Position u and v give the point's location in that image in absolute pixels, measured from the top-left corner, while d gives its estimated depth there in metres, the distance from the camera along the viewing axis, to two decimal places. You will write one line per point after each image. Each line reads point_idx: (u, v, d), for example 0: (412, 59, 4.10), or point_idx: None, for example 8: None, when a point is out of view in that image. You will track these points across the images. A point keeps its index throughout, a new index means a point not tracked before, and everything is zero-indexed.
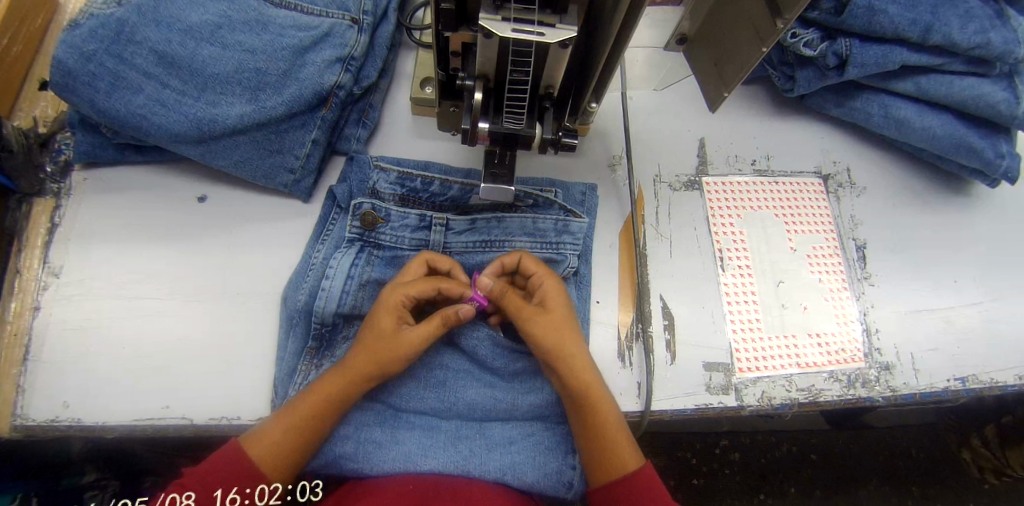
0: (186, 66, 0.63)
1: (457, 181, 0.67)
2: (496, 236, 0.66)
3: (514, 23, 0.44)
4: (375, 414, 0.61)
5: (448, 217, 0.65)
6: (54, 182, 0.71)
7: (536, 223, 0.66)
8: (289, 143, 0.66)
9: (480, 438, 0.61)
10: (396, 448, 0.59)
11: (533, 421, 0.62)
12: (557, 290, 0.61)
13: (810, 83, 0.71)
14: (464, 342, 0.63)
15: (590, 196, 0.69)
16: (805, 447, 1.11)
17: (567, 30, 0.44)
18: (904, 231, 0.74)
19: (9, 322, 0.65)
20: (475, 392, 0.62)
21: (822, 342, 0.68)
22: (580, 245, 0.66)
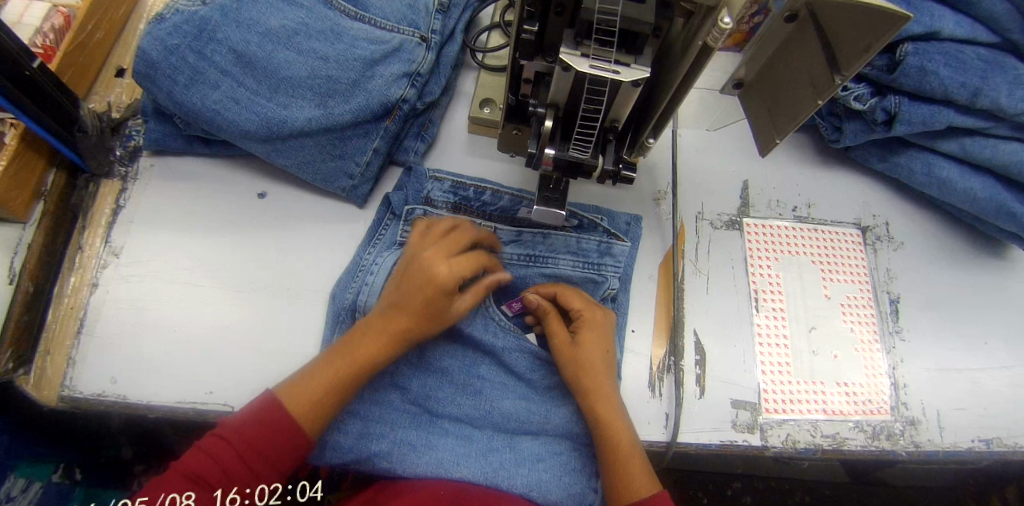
0: (262, 67, 0.66)
1: (507, 192, 0.70)
2: (540, 252, 0.68)
3: (592, 59, 0.47)
4: (412, 416, 0.63)
5: (496, 226, 0.69)
6: (122, 165, 0.75)
7: (580, 243, 0.68)
8: (351, 150, 0.69)
9: (510, 452, 0.62)
10: (429, 452, 0.61)
11: (561, 440, 0.64)
12: (603, 320, 0.64)
13: (856, 136, 0.73)
14: (506, 353, 0.65)
15: (634, 226, 0.71)
16: (818, 498, 1.11)
17: (641, 70, 0.47)
18: (938, 288, 0.75)
19: (68, 296, 0.69)
20: (511, 403, 0.64)
21: (849, 391, 0.69)
22: (621, 268, 0.68)
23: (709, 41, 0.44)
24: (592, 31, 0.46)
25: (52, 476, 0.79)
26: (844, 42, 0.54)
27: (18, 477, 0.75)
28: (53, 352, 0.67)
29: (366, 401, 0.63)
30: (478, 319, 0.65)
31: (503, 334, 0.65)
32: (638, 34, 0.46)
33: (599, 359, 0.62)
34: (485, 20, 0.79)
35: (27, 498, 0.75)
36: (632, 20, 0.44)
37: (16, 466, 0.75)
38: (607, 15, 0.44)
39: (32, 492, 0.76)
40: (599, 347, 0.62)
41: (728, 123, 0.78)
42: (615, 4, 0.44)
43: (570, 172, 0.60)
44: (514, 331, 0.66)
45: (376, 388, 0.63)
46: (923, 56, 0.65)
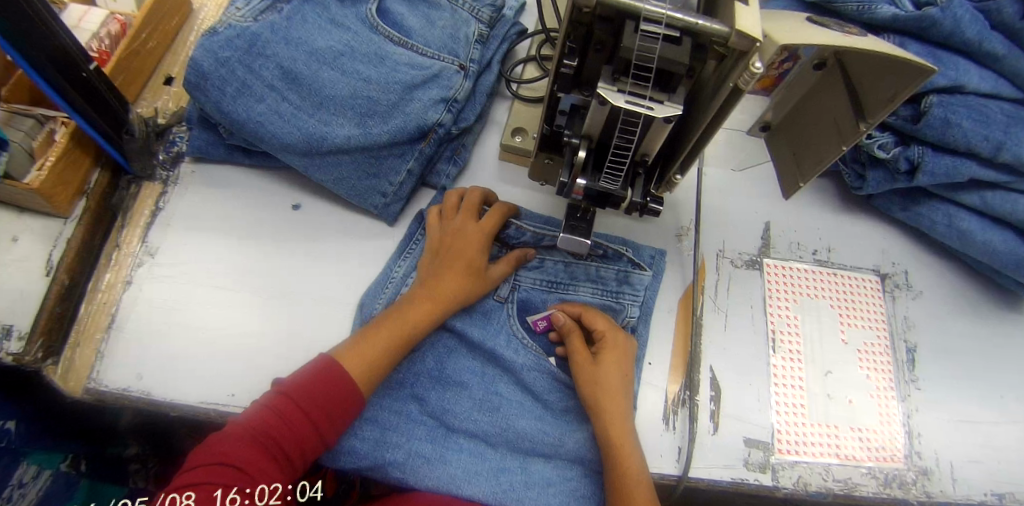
0: (307, 84, 0.69)
1: (529, 227, 0.71)
2: (562, 279, 0.70)
3: (628, 95, 0.48)
4: (428, 429, 0.64)
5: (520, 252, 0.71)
6: (164, 169, 0.78)
7: (600, 272, 0.70)
8: (386, 169, 0.71)
9: (521, 474, 0.63)
10: (443, 466, 0.62)
11: (573, 465, 0.65)
12: (624, 345, 0.65)
13: (879, 185, 0.74)
14: (526, 372, 0.67)
15: (659, 260, 0.72)
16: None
17: (675, 109, 0.47)
18: (956, 339, 0.75)
19: (101, 292, 0.72)
20: (527, 422, 0.65)
21: (863, 436, 0.69)
22: (639, 298, 0.69)
23: (740, 84, 0.46)
24: (629, 68, 0.47)
25: (60, 465, 0.79)
26: (869, 89, 0.55)
27: (29, 464, 0.74)
28: (82, 345, 0.69)
29: (386, 409, 0.64)
30: (502, 334, 0.68)
31: (526, 351, 0.68)
32: (673, 74, 0.46)
33: (616, 383, 0.63)
34: (521, 52, 0.82)
35: (36, 486, 0.74)
36: (669, 60, 0.45)
37: (28, 451, 0.75)
38: (645, 54, 0.45)
39: (39, 482, 0.75)
40: (617, 369, 0.63)
41: (752, 164, 0.80)
42: (654, 44, 0.45)
43: (598, 201, 0.62)
44: (536, 350, 0.68)
45: (396, 397, 0.64)
46: (947, 108, 0.67)
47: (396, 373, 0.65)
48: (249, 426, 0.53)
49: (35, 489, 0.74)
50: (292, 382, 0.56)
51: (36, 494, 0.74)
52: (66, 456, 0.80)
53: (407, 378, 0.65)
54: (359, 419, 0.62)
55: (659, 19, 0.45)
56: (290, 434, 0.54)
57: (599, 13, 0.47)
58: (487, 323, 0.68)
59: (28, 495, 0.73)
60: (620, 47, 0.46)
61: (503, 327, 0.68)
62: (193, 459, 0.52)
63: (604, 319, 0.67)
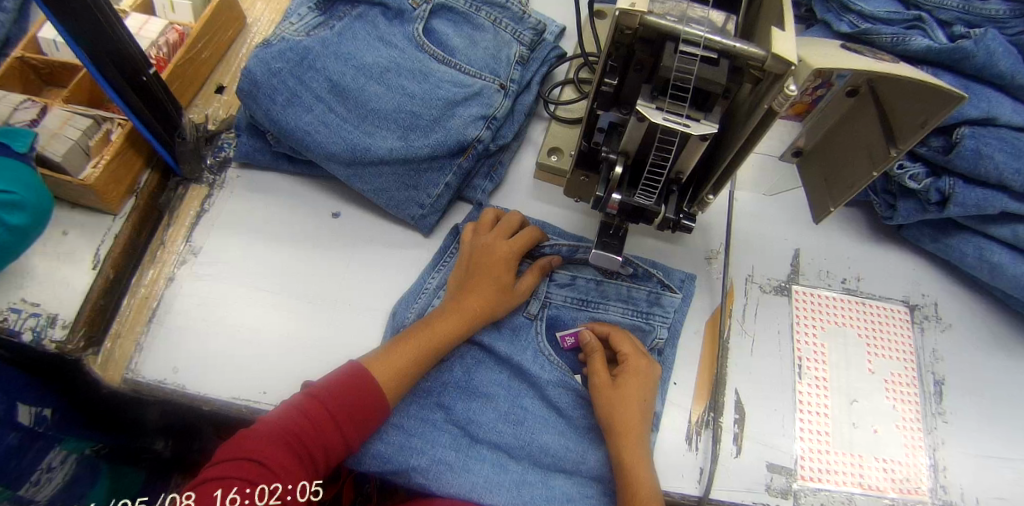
0: (353, 97, 0.72)
1: (565, 243, 0.73)
2: (592, 298, 0.72)
3: (666, 113, 0.48)
4: (452, 437, 0.65)
5: (553, 269, 0.72)
6: (211, 173, 0.82)
7: (631, 291, 0.71)
8: (424, 182, 0.73)
9: (542, 488, 0.64)
10: (465, 475, 0.63)
11: (593, 483, 0.65)
12: (645, 369, 0.65)
13: (910, 215, 0.74)
14: (551, 389, 0.68)
15: (689, 283, 0.73)
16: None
17: (710, 126, 0.48)
18: (985, 375, 0.74)
19: (144, 286, 0.75)
20: (550, 437, 0.66)
21: (888, 467, 0.69)
22: (669, 320, 0.70)
23: (774, 106, 0.46)
24: (668, 87, 0.48)
25: (86, 450, 0.80)
26: (902, 117, 0.55)
27: (61, 448, 0.76)
28: (124, 336, 0.72)
29: (413, 415, 0.65)
30: (529, 350, 0.69)
31: (552, 368, 0.69)
32: (710, 93, 0.47)
33: (635, 406, 0.63)
34: (559, 74, 0.84)
35: (65, 469, 0.75)
36: (706, 80, 0.46)
37: (60, 438, 0.77)
38: (683, 74, 0.46)
39: (66, 466, 0.76)
40: (638, 390, 0.64)
41: (784, 189, 0.80)
42: (691, 65, 0.46)
43: (632, 216, 0.63)
44: (561, 368, 0.69)
45: (424, 404, 0.66)
46: (980, 140, 0.67)
47: (424, 381, 0.67)
48: (275, 423, 0.55)
49: (61, 474, 0.74)
50: (322, 385, 0.58)
51: (63, 478, 0.74)
52: (93, 443, 0.82)
53: (434, 386, 0.67)
54: (386, 425, 0.64)
55: (699, 42, 0.46)
56: (316, 434, 0.55)
57: (641, 34, 0.48)
58: (515, 340, 0.70)
59: (56, 479, 0.73)
60: (659, 67, 0.47)
61: (530, 343, 0.70)
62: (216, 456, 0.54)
63: (630, 342, 0.68)
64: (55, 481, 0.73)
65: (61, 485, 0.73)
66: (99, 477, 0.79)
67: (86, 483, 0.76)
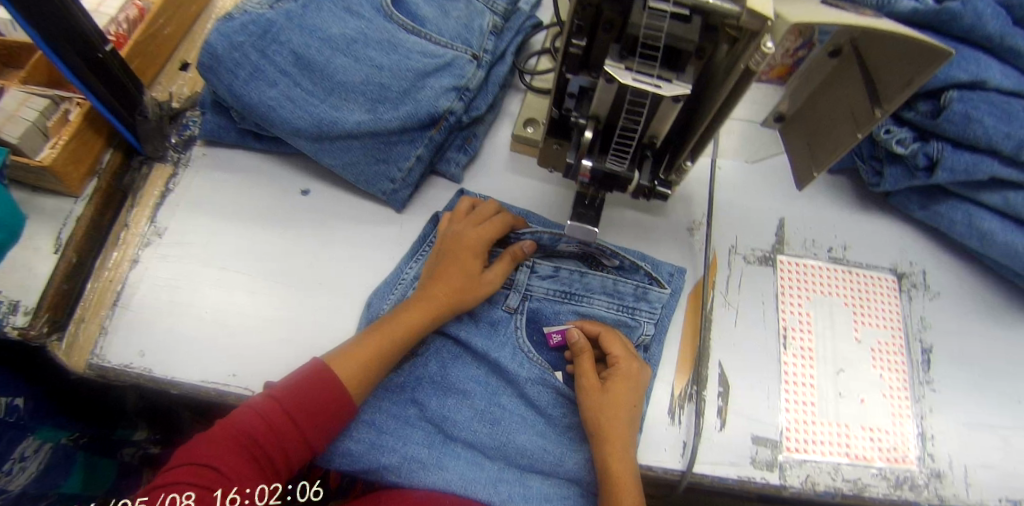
0: (319, 70, 0.69)
1: (546, 231, 0.68)
2: (576, 290, 0.69)
3: (635, 73, 0.46)
4: (426, 434, 0.64)
5: (534, 260, 0.70)
6: (175, 152, 0.79)
7: (617, 285, 0.69)
8: (395, 155, 0.71)
9: (519, 486, 0.63)
10: (438, 472, 0.62)
11: (570, 484, 0.64)
12: (635, 373, 0.63)
13: (897, 181, 0.72)
14: (531, 386, 0.65)
15: (677, 278, 0.70)
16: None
17: (682, 86, 0.46)
18: (974, 344, 0.73)
19: (108, 270, 0.72)
20: (526, 438, 0.64)
21: (874, 436, 0.68)
22: (656, 315, 0.68)
23: (751, 65, 0.44)
24: (637, 45, 0.46)
25: (63, 438, 0.78)
26: (888, 77, 0.53)
27: (34, 439, 0.73)
28: (87, 321, 0.70)
29: (387, 412, 0.64)
30: (507, 347, 0.67)
31: (530, 363, 0.66)
32: (681, 51, 0.45)
33: (625, 414, 0.60)
34: (535, 45, 0.81)
35: (38, 459, 0.73)
36: (677, 36, 0.44)
37: (36, 427, 0.75)
38: (652, 32, 0.44)
39: (41, 455, 0.74)
40: (629, 394, 0.61)
41: (767, 156, 0.78)
42: (661, 22, 0.44)
43: (606, 185, 0.62)
44: (541, 365, 0.66)
45: (399, 401, 0.65)
46: (968, 103, 0.65)
47: (397, 376, 0.65)
48: (236, 425, 0.53)
49: (37, 462, 0.73)
50: (284, 385, 0.56)
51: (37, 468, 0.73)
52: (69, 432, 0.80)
53: (407, 381, 0.65)
54: (356, 420, 0.63)
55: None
56: (278, 437, 0.54)
57: None
58: (494, 335, 0.67)
59: (29, 469, 0.71)
60: (628, 23, 0.45)
61: (509, 339, 0.67)
62: (176, 460, 0.53)
63: (620, 342, 0.65)
64: (29, 473, 0.71)
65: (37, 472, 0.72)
66: (72, 468, 0.78)
67: (60, 474, 0.76)
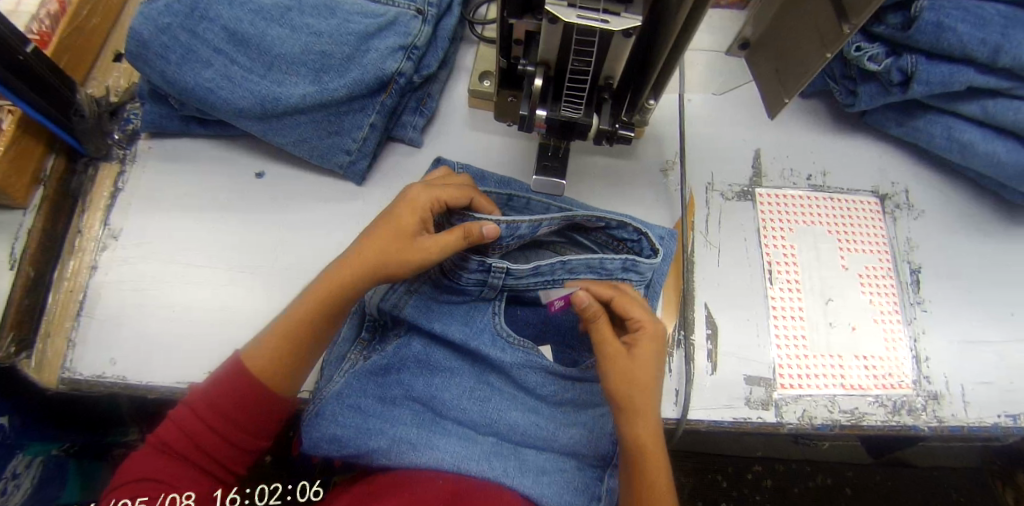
0: (255, 45, 0.64)
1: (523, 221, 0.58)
2: (561, 277, 0.62)
3: (580, 10, 0.43)
4: (414, 414, 0.61)
5: (509, 266, 0.59)
6: (120, 148, 0.74)
7: (603, 263, 0.61)
8: (347, 126, 0.67)
9: (514, 460, 0.60)
10: (429, 452, 0.58)
11: (567, 458, 0.62)
12: (660, 335, 0.58)
13: (873, 100, 0.69)
14: (516, 370, 0.63)
15: (667, 241, 0.66)
16: (841, 481, 1.10)
17: (631, 20, 0.43)
18: (962, 260, 0.71)
19: (67, 279, 0.68)
20: (518, 414, 0.62)
21: (869, 364, 0.66)
22: (646, 281, 0.63)
23: None
24: None
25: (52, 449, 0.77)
26: None
27: (24, 455, 0.72)
28: (52, 334, 0.66)
29: (373, 397, 0.61)
30: (487, 331, 0.63)
31: (517, 348, 0.63)
32: None
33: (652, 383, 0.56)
34: None
35: (30, 474, 0.73)
36: None
37: (24, 442, 0.73)
38: None
39: (33, 470, 0.73)
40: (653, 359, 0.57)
41: (737, 85, 0.75)
42: None
43: (565, 134, 0.59)
44: (524, 346, 0.63)
45: (385, 383, 0.62)
46: (940, 11, 0.61)
47: (382, 358, 0.62)
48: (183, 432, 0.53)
49: (30, 477, 0.72)
50: (203, 390, 0.54)
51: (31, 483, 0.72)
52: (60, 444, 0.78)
53: (392, 363, 0.62)
54: (340, 404, 0.60)
55: None
56: (198, 441, 0.53)
57: None
58: (470, 323, 0.63)
59: (23, 485, 0.71)
60: None
61: (487, 324, 0.63)
62: (119, 477, 0.52)
63: (639, 306, 0.58)
64: (23, 490, 0.71)
65: (30, 489, 0.72)
66: (66, 477, 0.77)
67: (58, 485, 0.75)
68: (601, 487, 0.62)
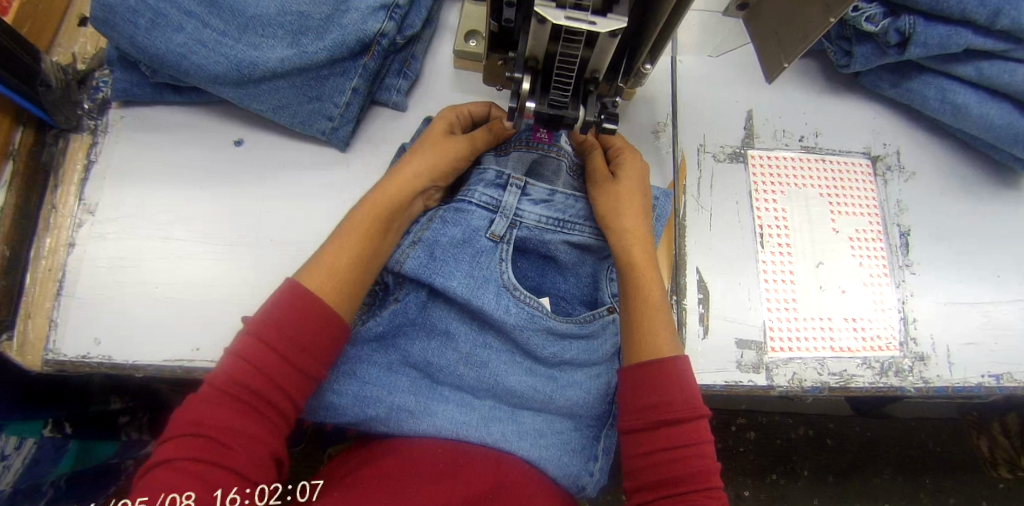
0: (228, 6, 0.61)
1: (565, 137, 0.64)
2: (570, 217, 0.63)
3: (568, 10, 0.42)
4: (411, 380, 0.60)
5: (527, 180, 0.61)
6: (91, 118, 0.70)
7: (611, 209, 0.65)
8: (329, 90, 0.65)
9: (512, 424, 0.60)
10: (427, 419, 0.58)
11: (564, 419, 0.62)
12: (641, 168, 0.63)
13: (868, 60, 0.67)
14: (518, 331, 0.59)
15: (662, 201, 0.65)
16: (821, 432, 1.13)
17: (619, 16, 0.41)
18: (951, 221, 0.71)
19: (44, 258, 0.65)
20: (516, 379, 0.61)
21: (859, 327, 0.67)
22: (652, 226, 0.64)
23: None
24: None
25: (43, 431, 0.71)
26: None
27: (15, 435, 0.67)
28: (31, 315, 0.64)
29: (371, 361, 0.60)
30: (489, 291, 0.59)
31: (524, 307, 0.60)
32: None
33: (632, 201, 0.60)
34: None
35: (22, 455, 0.68)
36: None
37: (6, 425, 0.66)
38: None
39: (24, 451, 0.68)
40: (632, 180, 0.62)
41: (732, 44, 0.73)
42: None
43: (551, 125, 0.57)
44: (529, 305, 0.60)
45: (380, 349, 0.60)
46: None
47: (375, 324, 0.60)
48: (237, 382, 0.48)
49: (21, 458, 0.68)
50: (262, 320, 0.50)
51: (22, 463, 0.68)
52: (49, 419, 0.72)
53: (388, 329, 0.60)
54: (333, 372, 0.59)
55: None
56: (262, 390, 0.48)
57: None
58: (474, 274, 0.59)
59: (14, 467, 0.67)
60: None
61: (492, 274, 0.60)
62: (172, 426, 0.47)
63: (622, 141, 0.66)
64: (13, 472, 0.67)
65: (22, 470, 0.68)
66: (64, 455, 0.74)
67: (49, 463, 0.72)
68: (598, 447, 0.63)
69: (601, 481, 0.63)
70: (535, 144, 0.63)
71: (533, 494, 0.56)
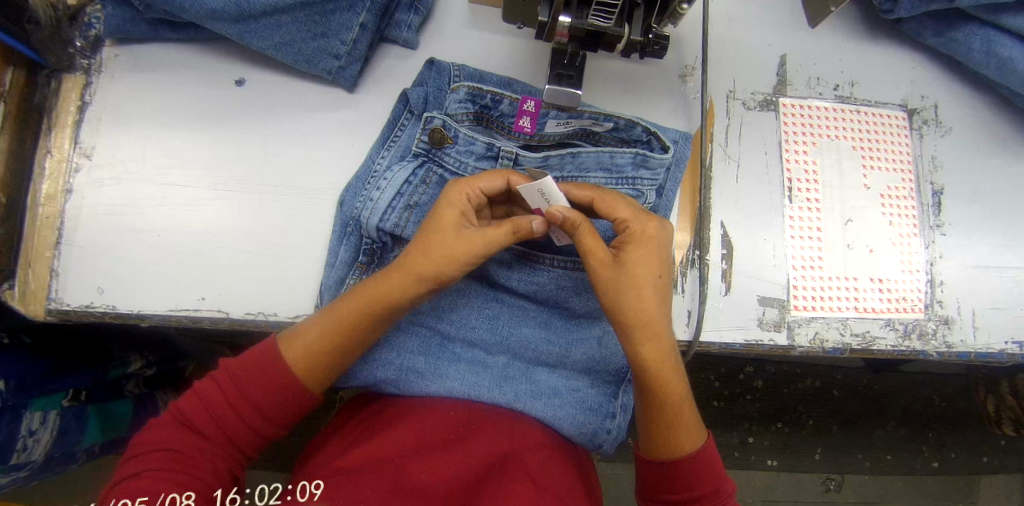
0: None
1: (552, 106, 0.61)
2: (570, 174, 0.60)
3: None
4: (422, 340, 0.58)
5: (518, 152, 0.59)
6: (83, 58, 0.65)
7: (613, 157, 0.59)
8: (334, 27, 0.60)
9: (526, 383, 0.58)
10: (438, 381, 0.57)
11: (580, 376, 0.60)
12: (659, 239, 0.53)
13: (913, 6, 0.62)
14: (523, 287, 0.59)
15: (683, 144, 0.62)
16: (828, 383, 1.11)
17: None
18: (985, 180, 0.68)
19: (42, 206, 0.62)
20: (529, 330, 0.60)
21: (884, 288, 0.64)
22: (658, 182, 0.60)
23: None
24: None
25: (63, 402, 0.68)
26: None
27: (33, 413, 0.64)
28: (33, 266, 0.61)
29: None
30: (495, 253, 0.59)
31: (534, 276, 0.59)
32: None
33: (651, 288, 0.51)
34: None
35: (48, 431, 0.65)
36: None
37: (29, 401, 0.64)
38: None
39: (50, 425, 0.66)
40: (649, 258, 0.52)
41: None
42: None
43: (588, 44, 0.54)
44: (529, 259, 0.58)
45: None
46: None
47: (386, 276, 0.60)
48: (204, 417, 0.49)
49: (48, 432, 0.66)
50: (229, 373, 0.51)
51: (49, 436, 0.66)
52: (66, 392, 0.68)
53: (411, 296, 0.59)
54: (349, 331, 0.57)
55: None
56: (222, 423, 0.49)
57: None
58: None
59: (43, 440, 0.65)
60: None
61: None
62: (134, 446, 0.49)
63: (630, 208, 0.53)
64: (42, 446, 0.65)
65: (51, 443, 0.66)
66: (88, 420, 0.71)
67: (77, 431, 0.70)
68: (616, 405, 0.61)
69: (620, 438, 0.61)
70: (517, 135, 0.62)
71: (544, 451, 0.54)
